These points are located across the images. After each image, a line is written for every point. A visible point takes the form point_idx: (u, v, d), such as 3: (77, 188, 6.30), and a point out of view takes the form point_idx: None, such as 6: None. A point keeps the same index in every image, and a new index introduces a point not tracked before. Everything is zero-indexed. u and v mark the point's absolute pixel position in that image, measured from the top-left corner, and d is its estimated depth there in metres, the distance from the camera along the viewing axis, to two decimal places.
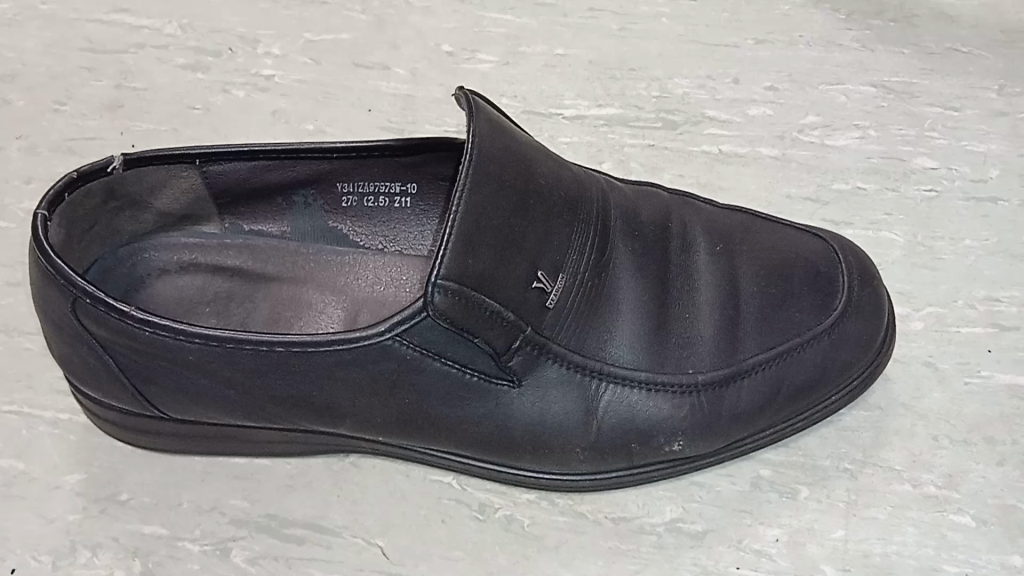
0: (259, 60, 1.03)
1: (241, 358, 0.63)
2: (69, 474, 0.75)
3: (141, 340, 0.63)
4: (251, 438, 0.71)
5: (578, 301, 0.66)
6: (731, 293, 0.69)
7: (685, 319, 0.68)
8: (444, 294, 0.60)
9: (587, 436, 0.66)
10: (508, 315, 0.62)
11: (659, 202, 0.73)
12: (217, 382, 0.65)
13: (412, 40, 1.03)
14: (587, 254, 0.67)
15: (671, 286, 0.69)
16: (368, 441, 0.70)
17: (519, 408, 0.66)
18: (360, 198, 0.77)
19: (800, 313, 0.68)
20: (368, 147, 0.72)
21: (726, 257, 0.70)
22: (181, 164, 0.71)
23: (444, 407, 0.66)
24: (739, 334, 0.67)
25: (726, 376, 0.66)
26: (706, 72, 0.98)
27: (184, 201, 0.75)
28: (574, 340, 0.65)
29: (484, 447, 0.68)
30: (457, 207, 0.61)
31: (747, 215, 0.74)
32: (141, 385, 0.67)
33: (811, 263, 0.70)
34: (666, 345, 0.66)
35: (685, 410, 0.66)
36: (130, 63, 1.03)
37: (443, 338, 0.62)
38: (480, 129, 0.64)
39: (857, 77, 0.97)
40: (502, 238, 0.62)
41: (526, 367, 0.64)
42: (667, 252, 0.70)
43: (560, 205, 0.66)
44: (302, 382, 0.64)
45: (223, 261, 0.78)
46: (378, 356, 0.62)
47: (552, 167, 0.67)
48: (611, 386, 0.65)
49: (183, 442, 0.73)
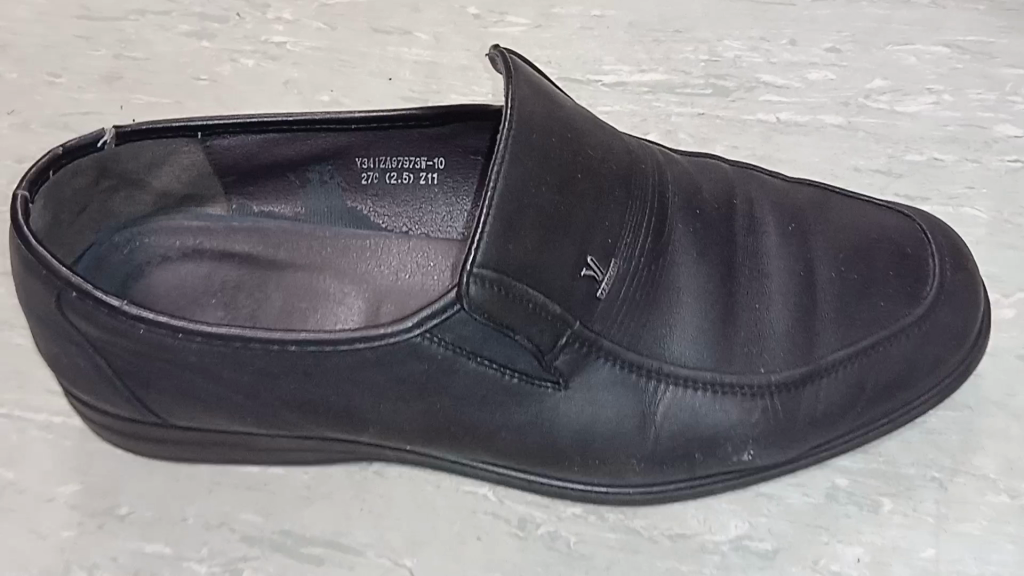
0: (268, 26, 0.94)
1: (248, 360, 0.55)
2: (64, 484, 0.68)
3: (134, 339, 0.55)
4: (261, 445, 0.64)
5: (633, 291, 0.57)
6: (807, 279, 0.60)
7: (755, 309, 0.59)
8: (480, 285, 0.52)
9: (643, 445, 0.59)
10: (555, 308, 0.54)
11: (719, 174, 0.65)
12: (224, 387, 0.57)
13: (435, 3, 0.95)
14: (642, 237, 0.58)
15: (738, 272, 0.60)
16: (393, 449, 0.63)
17: (565, 413, 0.58)
18: (381, 174, 0.69)
19: (886, 301, 0.60)
20: (390, 117, 0.63)
21: (800, 238, 0.62)
22: (180, 138, 0.63)
23: (479, 412, 0.58)
24: (817, 328, 0.59)
25: (801, 376, 0.58)
26: (758, 33, 0.89)
27: (186, 181, 0.67)
28: (629, 335, 0.57)
29: (525, 457, 0.60)
30: (495, 183, 0.52)
31: (819, 189, 0.66)
32: (137, 390, 0.59)
33: (897, 245, 0.62)
34: (734, 340, 0.58)
35: (756, 415, 0.58)
36: (131, 32, 0.95)
37: (480, 335, 0.54)
38: (520, 94, 0.56)
39: (927, 36, 0.87)
40: (547, 219, 0.54)
41: (573, 367, 0.56)
42: (733, 233, 0.61)
43: (611, 180, 0.58)
44: (318, 386, 0.56)
45: (231, 246, 0.70)
46: (405, 356, 0.55)
47: (601, 138, 0.59)
48: (671, 388, 0.57)
49: (186, 450, 0.65)
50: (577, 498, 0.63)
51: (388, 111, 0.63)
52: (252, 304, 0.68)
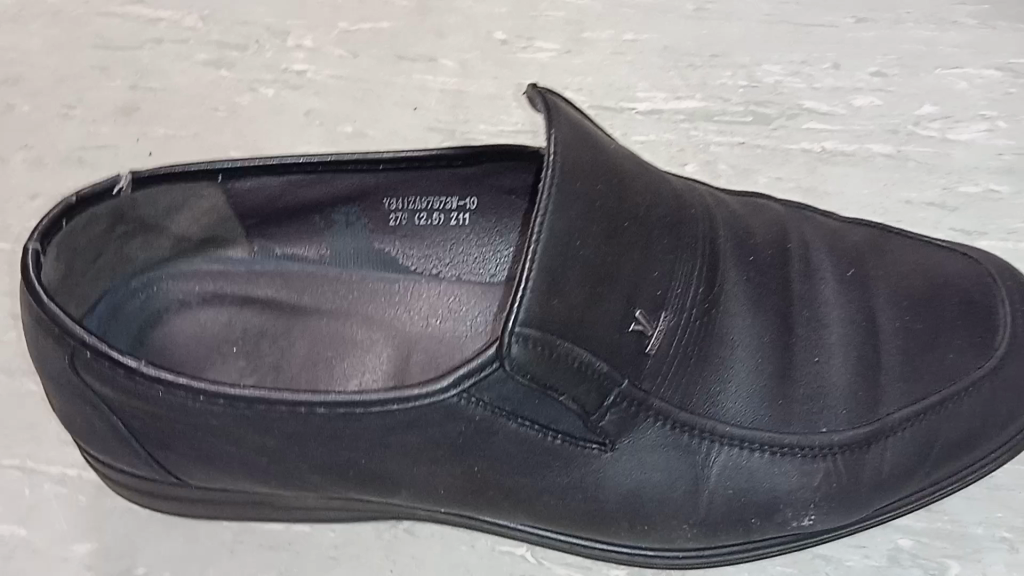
0: (289, 54, 0.90)
1: (274, 423, 0.51)
2: (78, 543, 0.65)
3: (153, 402, 0.52)
4: (285, 504, 0.61)
5: (685, 346, 0.53)
6: (869, 330, 0.56)
7: (814, 363, 0.55)
8: (524, 344, 0.48)
9: (696, 509, 0.55)
10: (601, 367, 0.50)
11: (770, 215, 0.61)
12: (249, 451, 0.54)
13: (461, 27, 0.90)
14: (693, 287, 0.55)
15: (794, 323, 0.56)
16: (426, 509, 0.59)
17: (612, 475, 0.54)
18: (410, 215, 0.65)
19: (955, 354, 0.56)
20: (420, 158, 0.60)
21: (859, 284, 0.58)
22: (200, 181, 0.60)
23: (520, 475, 0.54)
24: (881, 383, 0.55)
25: (866, 436, 0.54)
26: (800, 56, 0.85)
27: (206, 226, 0.64)
28: (681, 394, 0.53)
29: (568, 520, 0.56)
30: (539, 234, 0.49)
31: (875, 229, 0.62)
32: (156, 452, 0.56)
33: (963, 291, 0.58)
34: (792, 398, 0.54)
35: (818, 478, 0.54)
36: (146, 60, 0.92)
37: (521, 395, 0.50)
38: (563, 137, 0.52)
39: (978, 60, 0.82)
40: (593, 272, 0.50)
41: (621, 429, 0.52)
42: (788, 280, 0.57)
43: (659, 227, 0.54)
44: (349, 449, 0.53)
45: (253, 291, 0.67)
46: (441, 418, 0.51)
47: (648, 182, 0.56)
48: (726, 450, 0.53)
49: (206, 508, 0.62)
50: (621, 562, 0.60)
51: (418, 152, 0.60)
52: (275, 353, 0.65)
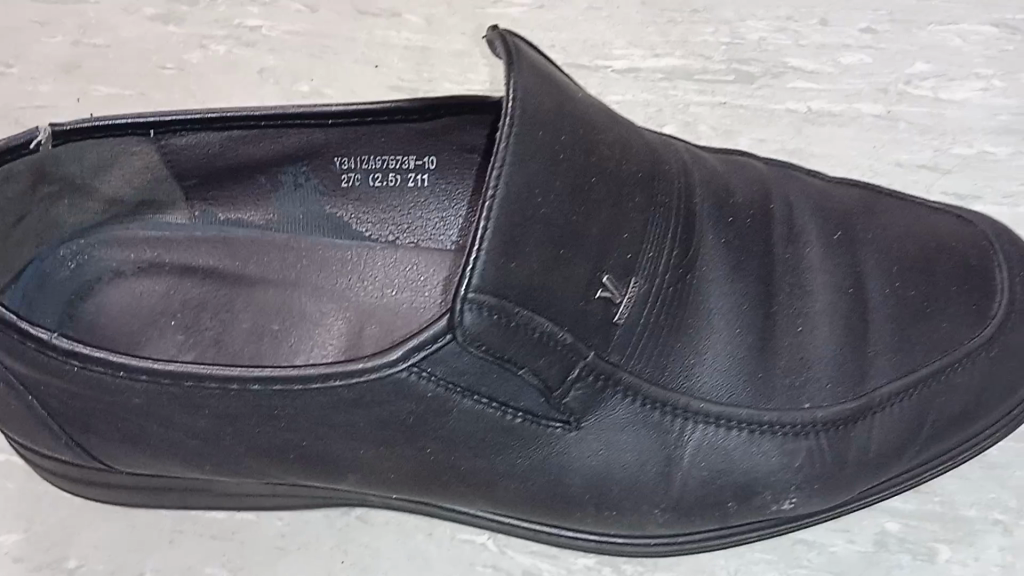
0: (244, 9, 0.84)
1: (204, 401, 0.47)
2: (7, 534, 0.61)
3: (70, 378, 0.47)
4: (226, 490, 0.56)
5: (658, 314, 0.49)
6: (857, 297, 0.52)
7: (798, 333, 0.51)
8: (478, 312, 0.43)
9: (669, 492, 0.50)
10: (565, 337, 0.46)
11: (752, 173, 0.56)
12: (180, 433, 0.49)
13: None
14: (668, 250, 0.50)
15: (777, 289, 0.52)
16: (377, 496, 0.55)
17: (578, 456, 0.49)
18: (364, 176, 0.60)
19: (949, 322, 0.51)
20: (374, 112, 0.55)
21: (847, 248, 0.54)
22: (131, 136, 0.55)
23: (477, 457, 0.49)
24: (869, 354, 0.50)
25: (853, 412, 0.50)
26: (786, 11, 0.79)
27: (140, 187, 0.58)
28: (651, 366, 0.48)
29: (529, 506, 0.52)
30: (495, 191, 0.44)
31: (865, 188, 0.57)
32: (78, 434, 0.51)
33: (958, 254, 0.53)
34: (773, 371, 0.50)
35: (800, 458, 0.50)
36: (92, 15, 0.86)
37: (477, 368, 0.46)
38: (524, 83, 0.47)
39: (975, 14, 0.76)
40: (555, 233, 0.45)
41: (585, 406, 0.48)
42: (770, 243, 0.53)
43: (630, 184, 0.49)
44: (288, 430, 0.48)
45: (193, 259, 0.62)
46: (389, 395, 0.46)
47: (619, 134, 0.51)
48: (701, 428, 0.49)
49: (141, 495, 0.57)
50: (588, 550, 0.55)
51: (370, 106, 0.54)
52: (217, 325, 0.60)
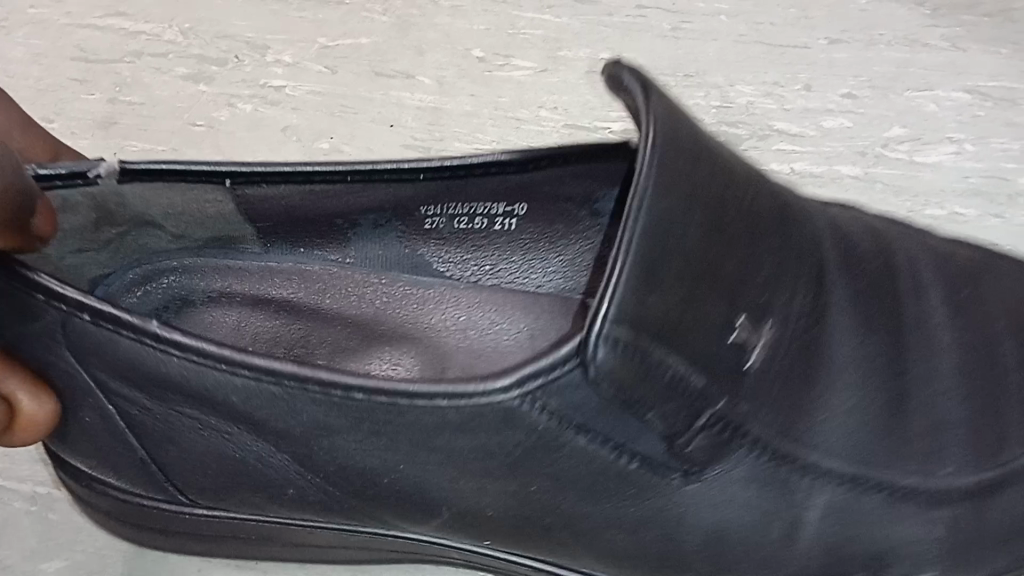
0: (268, 69, 0.87)
1: (306, 407, 0.48)
2: (52, 560, 0.62)
3: (166, 374, 0.49)
4: (294, 539, 0.57)
5: (793, 363, 0.49)
6: (986, 356, 0.52)
7: (930, 389, 0.51)
8: (609, 349, 0.44)
9: (792, 553, 0.50)
10: (697, 382, 0.47)
11: (864, 229, 0.57)
12: (264, 442, 0.51)
13: (440, 44, 0.88)
14: (799, 294, 0.50)
15: (909, 342, 0.52)
16: (462, 552, 0.55)
17: (691, 509, 0.50)
18: (449, 220, 0.56)
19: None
20: (473, 164, 0.51)
21: (970, 309, 0.55)
22: (205, 185, 0.52)
23: (582, 504, 0.50)
24: (1004, 420, 0.50)
25: (991, 481, 0.49)
26: (772, 78, 0.83)
27: (210, 226, 0.56)
28: (779, 421, 0.48)
29: (633, 564, 0.53)
30: (634, 218, 0.45)
31: (984, 255, 0.59)
32: (155, 448, 0.54)
33: None
34: (904, 436, 0.49)
35: (935, 528, 0.49)
36: (128, 74, 0.87)
37: (599, 404, 0.47)
38: (664, 120, 0.48)
39: (948, 81, 0.81)
40: (693, 265, 0.46)
41: (708, 455, 0.48)
42: (903, 299, 0.54)
43: (761, 221, 0.50)
44: (385, 449, 0.50)
45: (268, 291, 0.58)
46: (499, 423, 0.47)
47: (747, 171, 0.51)
48: (831, 485, 0.49)
49: (207, 543, 0.58)
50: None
51: (468, 157, 0.51)
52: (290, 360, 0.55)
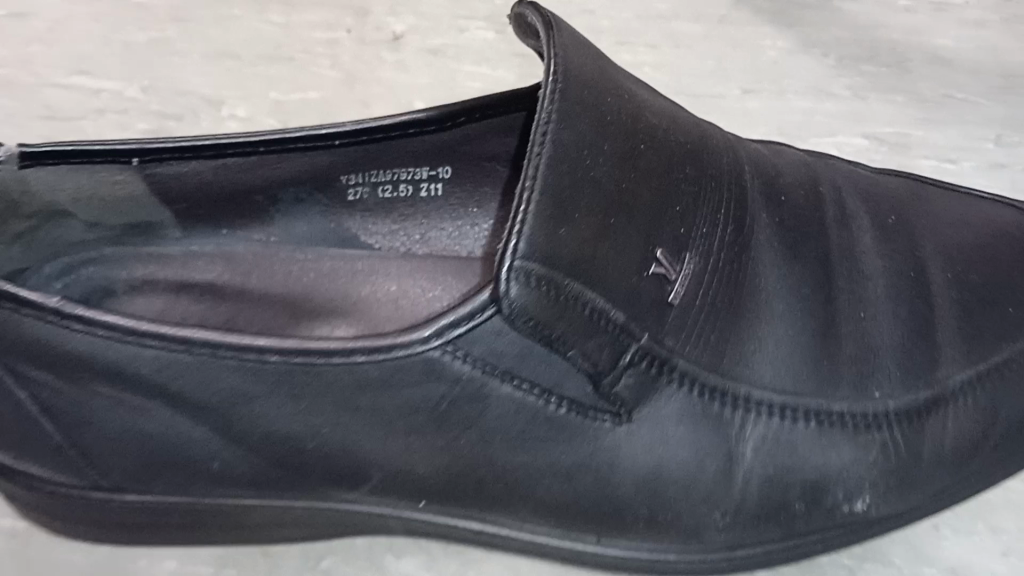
0: (223, 124, 0.91)
1: (222, 376, 0.46)
2: None
3: (72, 353, 0.46)
4: (240, 522, 0.55)
5: (712, 296, 0.49)
6: (915, 276, 0.53)
7: (859, 314, 0.51)
8: (523, 283, 0.43)
9: (731, 492, 0.50)
10: (615, 318, 0.46)
11: (798, 164, 0.57)
12: (185, 417, 0.48)
13: (384, 97, 0.92)
14: (720, 227, 0.51)
15: (835, 268, 0.52)
16: (403, 519, 0.54)
17: (629, 454, 0.49)
18: (374, 189, 0.58)
19: (1016, 308, 0.52)
20: (386, 126, 0.52)
21: (901, 231, 0.55)
22: (112, 164, 0.51)
23: (515, 454, 0.49)
24: (938, 340, 0.51)
25: (925, 401, 0.49)
26: None
27: (120, 210, 0.54)
28: (709, 354, 0.48)
29: (573, 517, 0.52)
30: (539, 149, 0.45)
31: (908, 179, 0.59)
32: (74, 433, 0.50)
33: (1016, 241, 0.54)
34: (838, 359, 0.49)
35: (875, 451, 0.49)
36: (91, 130, 0.90)
37: (519, 350, 0.46)
38: (564, 55, 0.49)
39: (850, 129, 0.79)
40: (606, 195, 0.46)
41: (638, 394, 0.47)
42: (825, 226, 0.54)
43: (676, 154, 0.51)
44: (308, 412, 0.47)
45: (192, 275, 0.57)
46: (420, 377, 0.46)
47: (660, 109, 0.53)
48: (763, 417, 0.49)
49: (136, 534, 0.56)
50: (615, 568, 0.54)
51: (383, 120, 0.52)
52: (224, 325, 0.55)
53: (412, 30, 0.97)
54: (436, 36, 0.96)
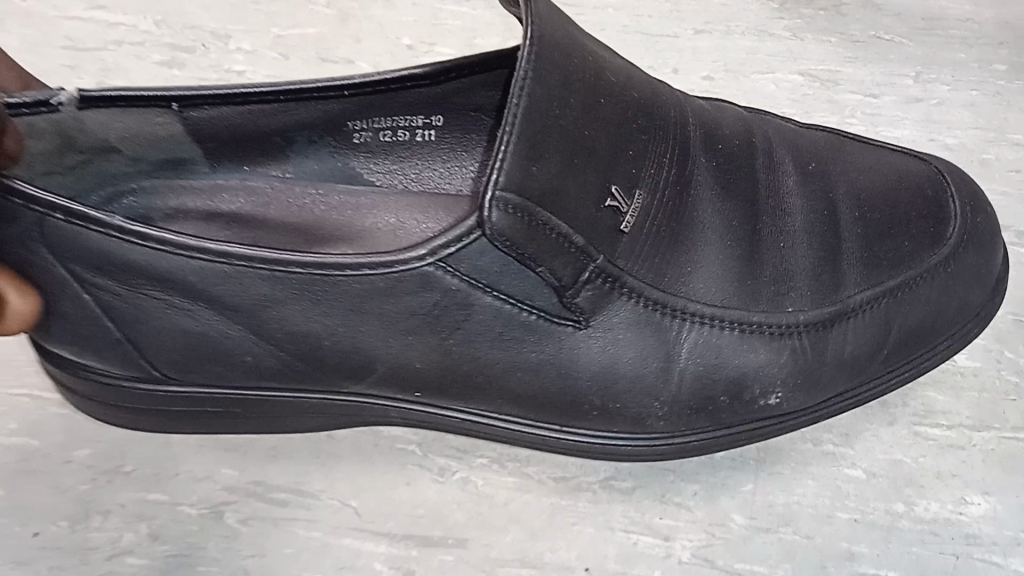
0: (230, 56, 0.98)
1: (253, 283, 0.56)
2: (77, 448, 0.73)
3: (130, 263, 0.56)
4: (263, 412, 0.66)
5: (657, 226, 0.59)
6: (830, 215, 0.63)
7: (779, 247, 0.61)
8: (502, 211, 0.52)
9: (668, 387, 0.61)
10: (577, 240, 0.55)
11: (736, 117, 0.67)
12: (221, 317, 0.59)
13: (375, 34, 1.00)
14: (666, 169, 0.60)
15: (761, 207, 0.62)
16: (400, 410, 0.65)
17: (585, 353, 0.59)
18: (375, 134, 0.67)
19: (911, 242, 0.62)
20: (390, 80, 0.62)
21: (820, 178, 0.65)
22: (154, 109, 0.60)
23: (494, 352, 0.59)
24: (843, 268, 0.61)
25: (829, 316, 0.60)
26: (645, 62, 0.93)
27: (162, 146, 0.64)
28: (653, 273, 0.58)
29: (543, 408, 0.63)
30: (517, 102, 0.54)
31: (830, 134, 0.69)
32: (129, 331, 0.60)
33: (915, 188, 0.65)
34: (760, 280, 0.60)
35: (784, 355, 0.60)
36: (111, 61, 0.98)
37: (498, 268, 0.56)
38: (539, 20, 0.57)
39: (787, 65, 0.91)
40: (570, 141, 0.55)
41: (595, 305, 0.58)
42: (755, 170, 0.64)
43: (633, 108, 0.60)
44: (324, 315, 0.58)
45: (218, 205, 0.67)
46: (417, 286, 0.56)
47: (620, 67, 0.62)
48: (696, 327, 0.59)
49: (178, 423, 0.67)
50: (576, 452, 0.65)
51: (387, 75, 0.61)
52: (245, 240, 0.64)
53: None
54: None
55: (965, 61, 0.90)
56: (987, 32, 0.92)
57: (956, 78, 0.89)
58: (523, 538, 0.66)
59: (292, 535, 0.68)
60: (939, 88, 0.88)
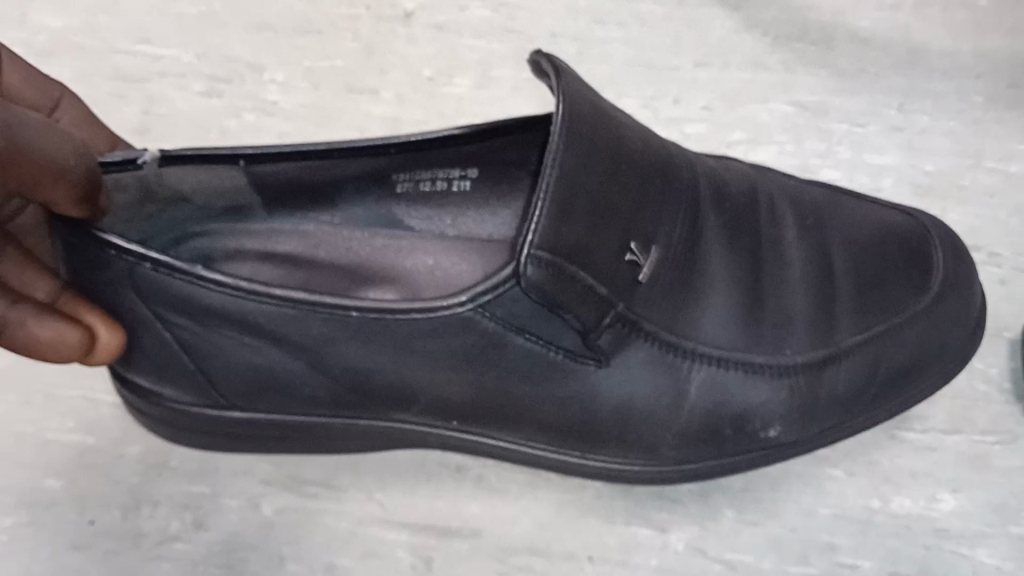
0: (264, 86, 1.05)
1: (312, 325, 0.63)
2: (131, 444, 0.81)
3: (204, 305, 0.63)
4: (312, 433, 0.73)
5: (671, 276, 0.66)
6: (825, 265, 0.70)
7: (779, 295, 0.68)
8: (536, 265, 0.59)
9: (679, 420, 0.68)
10: (602, 291, 0.62)
11: (742, 174, 0.74)
12: (283, 354, 0.66)
13: (398, 64, 1.06)
14: (680, 225, 0.67)
15: (763, 258, 0.69)
16: (436, 432, 0.72)
17: (605, 388, 0.66)
18: (415, 183, 0.75)
19: (899, 290, 0.69)
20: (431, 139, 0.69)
21: (817, 231, 0.72)
22: (224, 163, 0.68)
23: (524, 386, 0.67)
24: (836, 315, 0.68)
25: (822, 358, 0.67)
26: (651, 92, 1.00)
27: (226, 196, 0.71)
28: (667, 319, 0.65)
29: (566, 436, 0.70)
30: (550, 169, 0.60)
31: (828, 189, 0.76)
32: (199, 362, 0.68)
33: (903, 240, 0.72)
34: (761, 326, 0.67)
35: (783, 393, 0.67)
36: (155, 90, 1.05)
37: (529, 312, 0.63)
38: (568, 92, 0.64)
39: (781, 96, 0.98)
40: (596, 203, 0.62)
41: (614, 345, 0.65)
42: (759, 225, 0.71)
43: (650, 171, 0.67)
44: (373, 354, 0.65)
45: (274, 246, 0.73)
46: (458, 329, 0.63)
47: (639, 133, 0.69)
48: (704, 367, 0.66)
49: (234, 441, 0.74)
50: (593, 475, 0.73)
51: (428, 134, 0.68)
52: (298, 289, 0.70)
53: (421, 6, 1.09)
54: (441, 11, 1.09)
55: (947, 92, 0.96)
56: (969, 62, 0.97)
57: (936, 108, 0.95)
58: (532, 531, 0.75)
59: (324, 526, 0.76)
60: (922, 120, 0.94)
